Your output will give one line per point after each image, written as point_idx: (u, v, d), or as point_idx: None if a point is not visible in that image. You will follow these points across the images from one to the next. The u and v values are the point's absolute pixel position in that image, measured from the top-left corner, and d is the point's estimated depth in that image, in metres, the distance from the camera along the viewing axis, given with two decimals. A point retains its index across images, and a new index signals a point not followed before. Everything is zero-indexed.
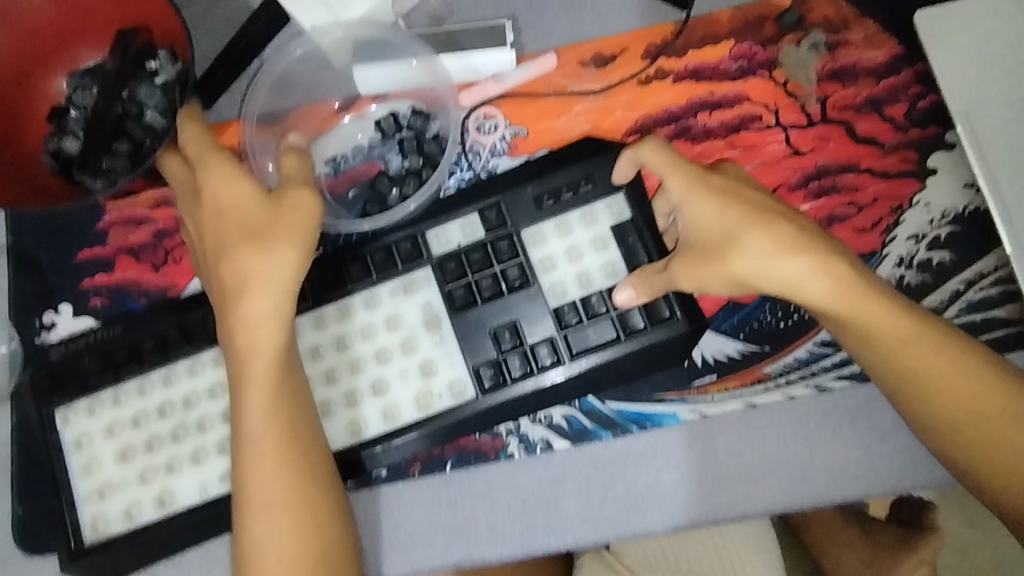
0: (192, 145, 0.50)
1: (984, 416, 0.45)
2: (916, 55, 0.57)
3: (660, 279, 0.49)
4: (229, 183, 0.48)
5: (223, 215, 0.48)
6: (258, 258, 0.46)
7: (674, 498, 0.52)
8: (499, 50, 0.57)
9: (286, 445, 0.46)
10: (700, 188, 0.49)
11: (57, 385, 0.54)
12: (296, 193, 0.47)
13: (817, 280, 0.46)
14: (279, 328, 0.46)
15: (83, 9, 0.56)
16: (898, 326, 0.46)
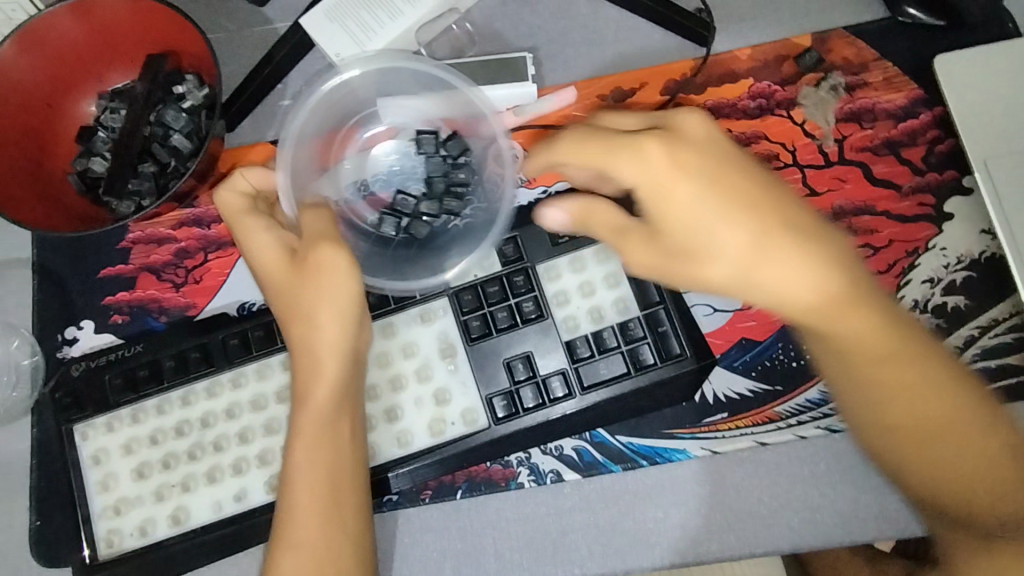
0: (229, 216, 0.51)
1: (941, 424, 0.43)
2: (935, 99, 0.57)
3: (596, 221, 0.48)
4: (267, 251, 0.50)
5: (270, 284, 0.49)
6: (305, 325, 0.47)
7: (683, 535, 0.52)
8: (522, 84, 0.58)
9: (327, 496, 0.46)
10: (658, 159, 0.43)
11: (77, 402, 0.54)
12: (329, 253, 0.47)
13: (783, 271, 0.41)
14: (333, 386, 0.47)
15: (116, 34, 0.57)
16: (864, 324, 0.42)
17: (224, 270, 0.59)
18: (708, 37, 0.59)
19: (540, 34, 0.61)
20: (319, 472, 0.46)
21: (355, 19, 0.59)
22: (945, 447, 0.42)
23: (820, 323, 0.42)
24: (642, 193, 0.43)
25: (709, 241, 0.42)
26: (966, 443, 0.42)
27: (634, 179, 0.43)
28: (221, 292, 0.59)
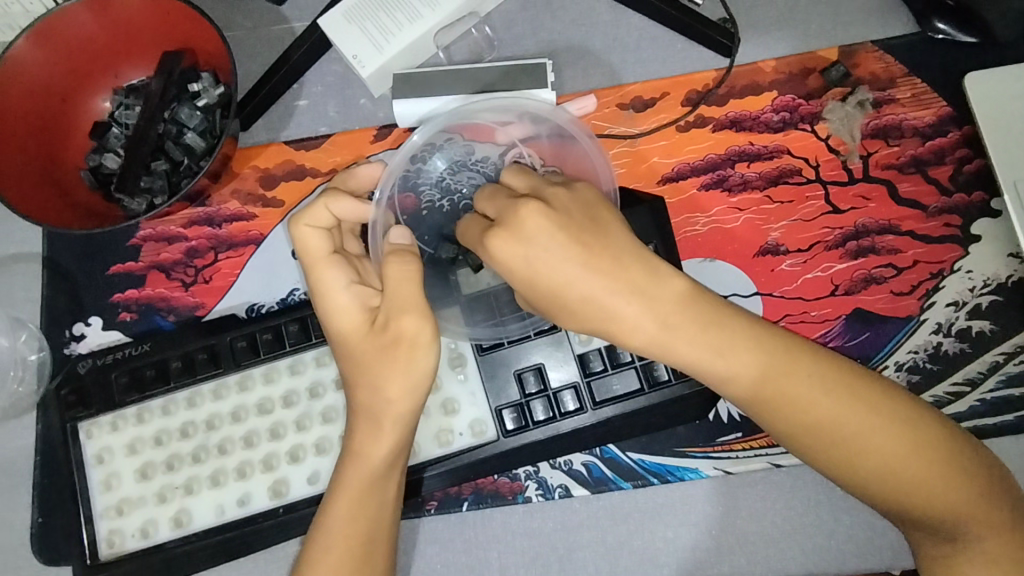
0: (304, 248, 0.46)
1: (867, 444, 0.41)
2: (964, 117, 0.56)
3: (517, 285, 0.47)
4: (341, 298, 0.45)
5: (338, 333, 0.46)
6: (371, 388, 0.44)
7: (692, 556, 0.51)
8: (541, 90, 0.57)
9: (361, 556, 0.44)
10: (515, 251, 0.41)
11: (81, 400, 0.54)
12: (409, 323, 0.43)
13: (674, 344, 0.41)
14: (388, 453, 0.44)
15: (131, 29, 0.57)
16: (753, 370, 0.41)
17: (234, 271, 0.59)
18: (732, 47, 0.57)
19: (560, 41, 0.60)
20: (359, 533, 0.44)
21: (374, 21, 0.58)
22: (879, 468, 0.41)
23: (719, 376, 0.42)
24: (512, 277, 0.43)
25: (591, 310, 0.41)
26: (903, 461, 0.41)
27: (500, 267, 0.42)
28: (230, 293, 0.59)
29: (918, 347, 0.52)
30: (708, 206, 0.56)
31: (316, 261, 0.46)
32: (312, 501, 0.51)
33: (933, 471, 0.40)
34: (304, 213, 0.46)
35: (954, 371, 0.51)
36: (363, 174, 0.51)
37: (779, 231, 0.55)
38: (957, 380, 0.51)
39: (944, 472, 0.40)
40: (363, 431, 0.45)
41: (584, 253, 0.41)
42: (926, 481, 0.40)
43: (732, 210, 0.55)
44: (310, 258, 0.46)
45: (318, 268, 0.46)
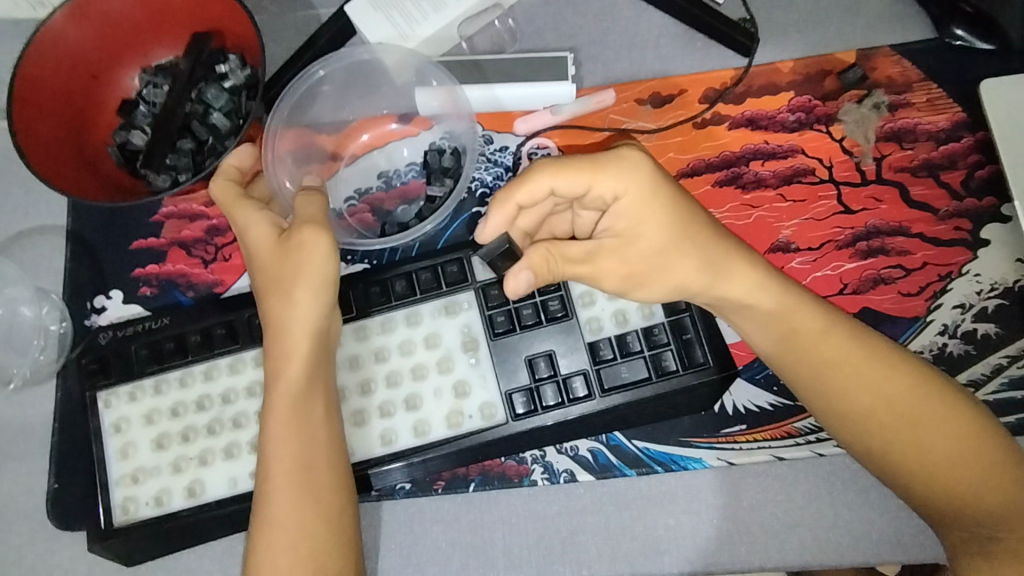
0: (219, 196, 0.52)
1: (907, 415, 0.47)
2: (978, 123, 0.56)
3: (579, 269, 0.49)
4: (250, 226, 0.51)
5: (256, 262, 0.50)
6: (281, 300, 0.49)
7: (693, 544, 0.51)
8: (561, 83, 0.58)
9: (301, 470, 0.47)
10: (647, 172, 0.47)
11: (102, 369, 0.55)
12: (306, 234, 0.48)
13: (745, 285, 0.49)
14: (303, 365, 0.48)
15: (162, 10, 0.58)
16: (812, 330, 0.49)
17: None
18: (750, 47, 0.58)
19: (581, 35, 0.61)
20: (298, 449, 0.47)
21: (400, 10, 0.59)
22: (914, 440, 0.47)
23: (780, 329, 0.49)
24: (629, 204, 0.48)
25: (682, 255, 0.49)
26: (936, 439, 0.47)
27: (626, 186, 0.47)
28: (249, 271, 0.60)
29: (924, 348, 0.52)
30: (721, 203, 0.56)
31: (228, 205, 0.52)
32: None
33: (964, 455, 0.46)
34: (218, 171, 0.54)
35: (958, 372, 0.52)
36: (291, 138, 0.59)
37: (790, 229, 0.55)
38: (960, 381, 0.52)
39: (972, 463, 0.46)
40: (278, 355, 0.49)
41: (697, 206, 0.50)
42: (955, 466, 0.46)
43: (744, 207, 0.56)
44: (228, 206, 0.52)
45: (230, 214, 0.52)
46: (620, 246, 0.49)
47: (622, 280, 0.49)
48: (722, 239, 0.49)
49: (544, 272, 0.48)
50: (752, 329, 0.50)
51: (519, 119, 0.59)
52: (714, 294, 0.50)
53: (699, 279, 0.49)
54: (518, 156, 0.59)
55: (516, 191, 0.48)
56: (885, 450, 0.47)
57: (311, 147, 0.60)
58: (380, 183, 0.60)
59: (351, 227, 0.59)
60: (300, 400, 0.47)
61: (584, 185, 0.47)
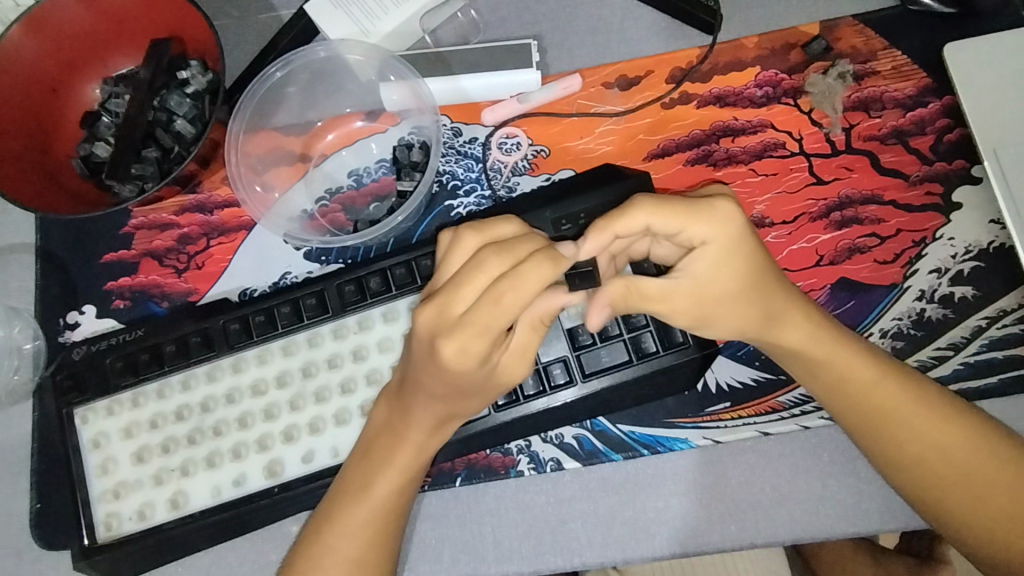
0: (495, 310, 0.40)
1: (955, 461, 0.46)
2: (944, 87, 0.56)
3: (663, 305, 0.46)
4: (471, 354, 0.42)
5: (444, 374, 0.43)
6: (448, 405, 0.47)
7: (683, 524, 0.51)
8: (525, 71, 0.57)
9: (380, 540, 0.49)
10: (740, 221, 0.44)
11: (77, 385, 0.54)
12: (515, 371, 0.45)
13: (802, 330, 0.47)
14: (420, 447, 0.48)
15: (120, 18, 0.57)
16: (863, 376, 0.47)
17: (226, 256, 0.59)
18: (714, 25, 0.58)
19: (545, 22, 0.61)
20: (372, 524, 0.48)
21: (359, 6, 0.59)
22: (963, 487, 0.46)
23: (829, 377, 0.48)
24: (712, 254, 0.44)
25: (751, 302, 0.46)
26: (987, 486, 0.46)
27: (716, 235, 0.43)
28: (223, 278, 0.59)
29: (902, 315, 0.52)
30: (694, 181, 0.56)
31: (472, 315, 0.41)
32: (307, 479, 0.52)
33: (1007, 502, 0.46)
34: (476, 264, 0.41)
35: (938, 336, 0.52)
36: (263, 141, 0.59)
37: (764, 204, 0.55)
38: (940, 345, 0.52)
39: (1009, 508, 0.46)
40: (388, 436, 0.48)
41: (767, 258, 0.46)
42: (991, 510, 0.46)
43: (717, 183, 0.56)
44: (453, 302, 0.41)
45: (463, 326, 0.41)
46: (697, 292, 0.45)
47: (692, 318, 0.46)
48: (786, 287, 0.47)
49: (619, 304, 0.45)
50: (799, 370, 0.49)
51: (486, 109, 0.59)
52: (767, 339, 0.48)
53: (758, 325, 0.47)
54: (487, 147, 0.59)
55: (614, 222, 0.43)
56: (931, 494, 0.47)
57: (279, 150, 0.60)
58: (350, 182, 0.59)
59: (324, 227, 0.59)
60: (406, 482, 0.49)
61: (677, 227, 0.43)
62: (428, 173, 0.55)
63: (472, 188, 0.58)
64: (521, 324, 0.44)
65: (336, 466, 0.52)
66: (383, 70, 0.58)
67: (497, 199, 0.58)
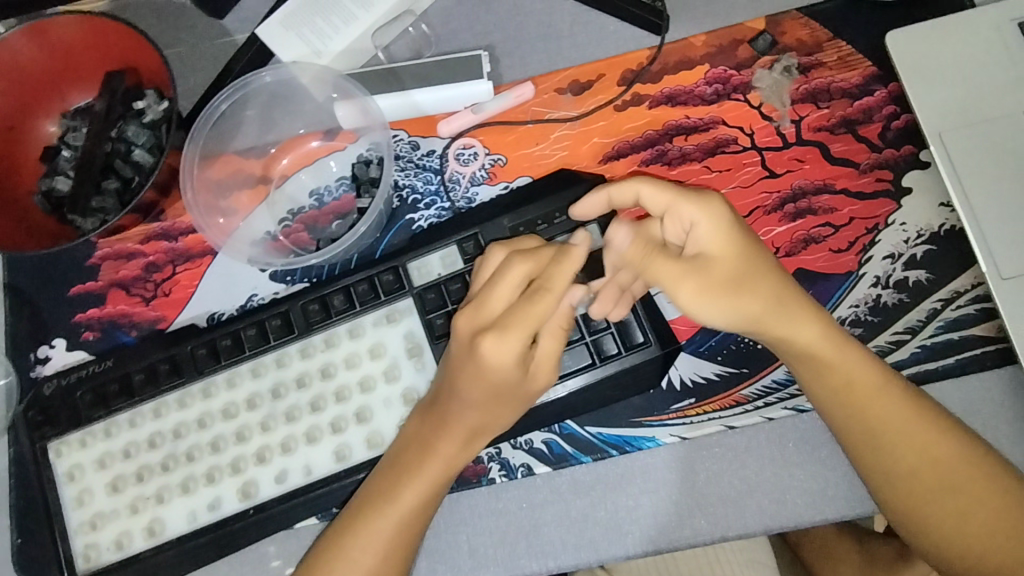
0: (533, 310, 0.45)
1: (944, 474, 0.46)
2: (891, 75, 0.57)
3: (666, 269, 0.44)
4: (510, 352, 0.45)
5: (483, 374, 0.46)
6: (479, 415, 0.49)
7: (653, 521, 0.52)
8: (476, 82, 0.58)
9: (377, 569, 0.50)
10: (732, 214, 0.45)
11: (49, 420, 0.55)
12: (545, 380, 0.48)
13: (807, 326, 0.47)
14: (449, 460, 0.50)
15: (71, 53, 0.57)
16: (870, 381, 0.47)
17: (192, 282, 0.60)
18: (661, 25, 0.59)
19: (495, 32, 0.61)
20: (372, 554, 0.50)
21: (311, 27, 0.59)
22: (945, 498, 0.47)
23: (833, 377, 0.47)
24: (705, 234, 0.45)
25: (747, 292, 0.45)
26: (969, 499, 0.46)
27: (704, 216, 0.45)
28: (190, 304, 0.59)
29: (858, 302, 0.53)
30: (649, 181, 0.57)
31: (517, 312, 0.45)
32: (281, 499, 0.52)
33: (990, 516, 0.46)
34: (511, 268, 0.46)
35: (895, 321, 0.53)
36: (224, 165, 0.60)
37: None
38: (896, 330, 0.53)
39: (993, 520, 0.46)
40: (396, 470, 0.50)
41: (764, 251, 0.47)
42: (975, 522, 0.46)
43: (672, 182, 0.57)
44: (494, 299, 0.46)
45: (502, 320, 0.45)
46: (705, 269, 0.45)
47: (694, 293, 0.45)
48: (786, 279, 0.47)
49: (639, 253, 0.44)
50: (807, 375, 0.48)
51: (441, 121, 0.60)
52: (774, 335, 0.47)
53: (755, 315, 0.46)
54: (444, 159, 0.60)
55: (610, 184, 0.49)
56: (916, 508, 0.47)
57: (239, 174, 0.61)
58: (311, 202, 0.60)
59: (287, 247, 0.59)
60: (411, 516, 0.50)
61: (665, 203, 0.45)
62: (381, 191, 0.56)
63: (431, 201, 0.59)
64: (544, 333, 0.47)
65: (309, 485, 0.52)
66: (336, 88, 0.58)
67: (455, 211, 0.58)
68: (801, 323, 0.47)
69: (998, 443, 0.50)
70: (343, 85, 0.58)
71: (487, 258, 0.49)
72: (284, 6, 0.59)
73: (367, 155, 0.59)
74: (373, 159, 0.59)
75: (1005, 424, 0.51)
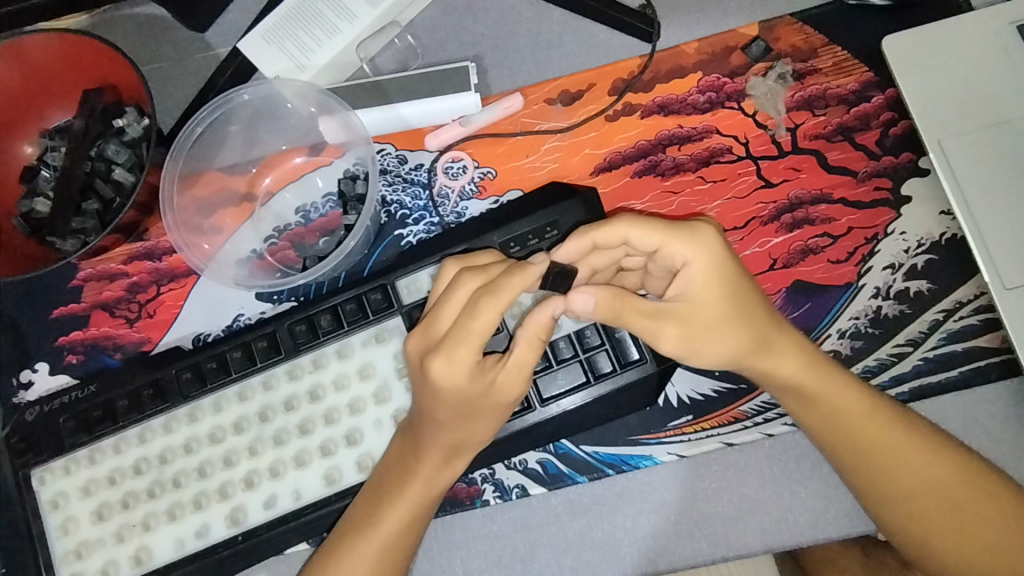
0: (472, 326, 0.43)
1: (943, 496, 0.45)
2: (888, 80, 0.56)
3: (646, 321, 0.44)
4: (461, 368, 0.44)
5: (441, 395, 0.45)
6: (453, 435, 0.47)
7: (652, 543, 0.51)
8: (463, 93, 0.57)
9: None
10: (720, 246, 0.45)
11: (31, 447, 0.53)
12: (512, 390, 0.45)
13: (790, 358, 0.46)
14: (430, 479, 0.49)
15: (47, 71, 0.56)
16: (857, 407, 0.46)
17: (177, 302, 0.58)
18: (652, 33, 0.57)
19: (483, 42, 0.60)
20: None
21: (294, 40, 0.58)
22: (948, 519, 0.44)
23: (820, 404, 0.46)
24: (697, 275, 0.44)
25: (734, 326, 0.45)
26: (971, 520, 0.44)
27: (697, 254, 0.44)
28: (176, 325, 0.58)
29: (859, 313, 0.52)
30: (642, 192, 0.56)
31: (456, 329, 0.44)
32: (270, 525, 0.51)
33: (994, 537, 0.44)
34: (454, 286, 0.45)
35: (896, 333, 0.52)
36: (207, 182, 0.59)
37: (714, 211, 0.55)
38: (898, 342, 0.51)
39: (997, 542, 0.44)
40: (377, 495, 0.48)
41: (749, 279, 0.46)
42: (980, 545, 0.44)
43: (665, 193, 0.56)
44: (438, 318, 0.45)
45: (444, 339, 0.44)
46: (685, 313, 0.45)
47: (679, 343, 0.45)
48: (770, 310, 0.46)
49: (607, 312, 0.43)
50: (790, 402, 0.47)
51: (429, 135, 0.58)
52: (757, 370, 0.47)
53: (741, 352, 0.46)
54: (433, 173, 0.58)
55: (593, 227, 0.44)
56: (918, 532, 0.45)
57: (223, 192, 0.59)
58: (298, 219, 0.59)
59: (273, 266, 0.58)
60: (393, 544, 0.49)
61: (654, 244, 0.44)
62: (368, 207, 0.54)
63: (420, 216, 0.58)
64: (518, 343, 0.45)
65: (299, 510, 0.51)
66: (321, 107, 0.57)
67: (445, 226, 0.57)
68: (785, 353, 0.46)
69: (1003, 458, 0.49)
70: (328, 103, 0.56)
71: (442, 274, 0.47)
72: (266, 20, 0.58)
73: (354, 170, 0.58)
74: (359, 175, 0.58)
75: (1011, 438, 0.49)
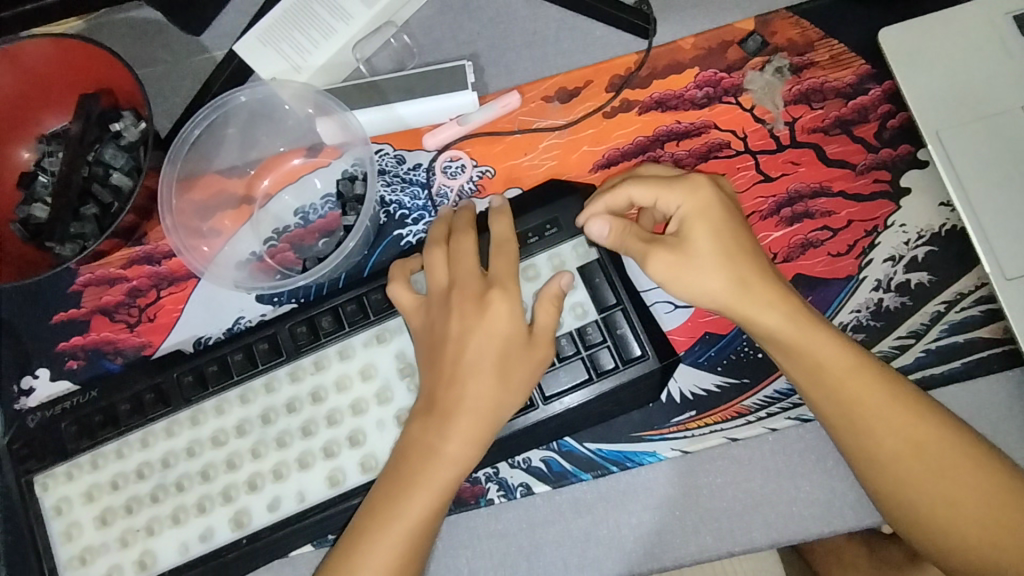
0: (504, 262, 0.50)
1: (930, 460, 0.44)
2: (885, 72, 0.56)
3: (638, 244, 0.48)
4: (512, 304, 0.49)
5: (492, 331, 0.48)
6: (486, 389, 0.48)
7: (656, 539, 0.51)
8: (461, 92, 0.56)
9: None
10: (713, 196, 0.48)
11: (34, 453, 0.53)
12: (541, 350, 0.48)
13: (772, 309, 0.46)
14: (459, 460, 0.47)
15: (44, 77, 0.56)
16: (843, 359, 0.46)
17: (177, 306, 0.58)
18: (649, 29, 0.57)
19: (480, 40, 0.60)
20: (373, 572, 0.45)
21: (290, 42, 0.57)
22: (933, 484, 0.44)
23: (802, 357, 0.46)
24: (688, 219, 0.48)
25: (731, 267, 0.47)
26: (954, 484, 0.44)
27: (688, 202, 0.48)
28: (176, 328, 0.58)
29: (861, 306, 0.52)
30: None
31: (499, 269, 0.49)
32: (274, 527, 0.51)
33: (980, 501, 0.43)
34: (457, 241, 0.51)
35: (898, 324, 0.52)
36: (205, 185, 0.59)
37: None
38: (901, 334, 0.51)
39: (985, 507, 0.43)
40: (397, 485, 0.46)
41: (736, 234, 0.48)
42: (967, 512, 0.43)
43: None
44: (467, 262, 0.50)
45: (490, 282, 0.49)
46: (679, 250, 0.47)
47: (665, 275, 0.48)
48: (757, 259, 0.48)
49: (619, 242, 0.48)
50: (775, 355, 0.48)
51: (427, 134, 0.58)
52: (739, 317, 0.47)
53: (725, 295, 0.47)
54: (432, 173, 0.58)
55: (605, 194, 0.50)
56: (903, 493, 0.44)
57: (221, 195, 0.59)
58: (297, 220, 0.59)
59: (273, 268, 0.58)
60: (416, 531, 0.46)
61: (651, 195, 0.49)
62: (367, 207, 0.54)
63: (419, 216, 0.58)
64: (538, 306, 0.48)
65: (303, 512, 0.50)
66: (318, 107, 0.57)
67: None
68: (767, 303, 0.46)
69: (1007, 448, 0.49)
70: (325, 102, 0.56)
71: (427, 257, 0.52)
72: (262, 21, 0.58)
73: (352, 170, 0.58)
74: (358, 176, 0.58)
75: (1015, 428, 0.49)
